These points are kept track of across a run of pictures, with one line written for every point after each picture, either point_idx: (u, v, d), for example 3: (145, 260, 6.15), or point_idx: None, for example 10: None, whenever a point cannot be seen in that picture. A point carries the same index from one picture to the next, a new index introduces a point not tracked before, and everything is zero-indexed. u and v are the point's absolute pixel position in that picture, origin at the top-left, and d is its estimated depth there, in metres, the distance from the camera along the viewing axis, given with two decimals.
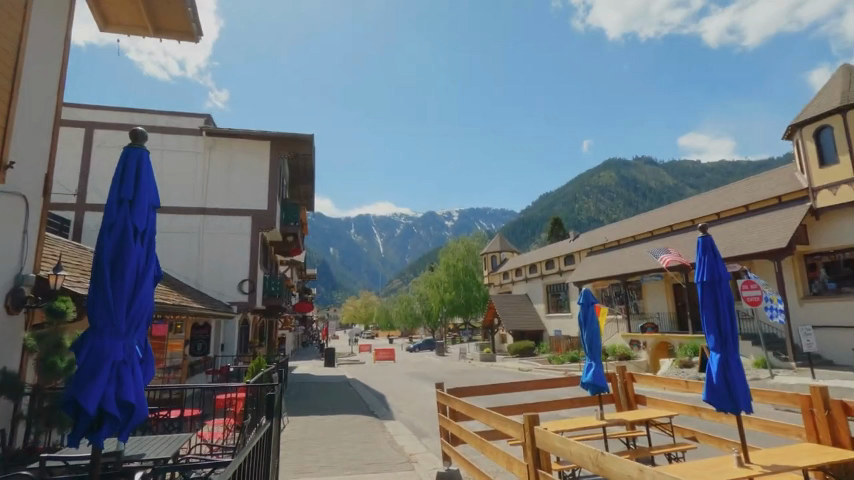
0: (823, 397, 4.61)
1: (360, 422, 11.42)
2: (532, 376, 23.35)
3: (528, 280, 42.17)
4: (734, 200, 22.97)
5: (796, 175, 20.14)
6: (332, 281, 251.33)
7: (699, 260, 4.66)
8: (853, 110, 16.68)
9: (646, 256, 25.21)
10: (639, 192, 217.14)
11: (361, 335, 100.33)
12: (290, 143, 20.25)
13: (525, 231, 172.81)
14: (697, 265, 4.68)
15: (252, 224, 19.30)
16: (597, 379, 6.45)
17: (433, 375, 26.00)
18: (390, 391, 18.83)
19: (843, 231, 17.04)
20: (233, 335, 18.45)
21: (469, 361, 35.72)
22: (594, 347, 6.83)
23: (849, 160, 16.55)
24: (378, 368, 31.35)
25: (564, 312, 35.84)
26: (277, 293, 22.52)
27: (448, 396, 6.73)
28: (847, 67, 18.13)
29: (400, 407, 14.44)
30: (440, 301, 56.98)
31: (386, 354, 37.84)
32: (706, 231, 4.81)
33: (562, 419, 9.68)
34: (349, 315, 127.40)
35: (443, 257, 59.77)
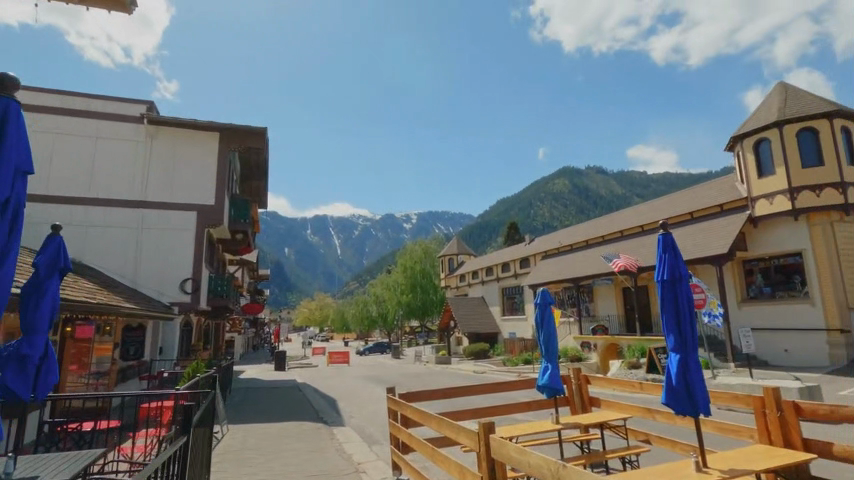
0: (776, 397, 4.57)
1: (308, 430, 10.82)
2: (486, 379, 23.33)
3: (484, 283, 42.46)
4: (679, 208, 23.98)
5: (736, 185, 21.22)
6: (286, 282, 244.76)
7: (660, 258, 4.50)
8: (788, 125, 17.72)
9: (598, 260, 25.88)
10: (591, 200, 225.63)
11: (315, 337, 98.02)
12: (241, 135, 19.23)
13: (482, 235, 175.57)
14: (658, 263, 4.51)
15: (196, 219, 18.09)
16: (553, 381, 6.25)
17: (387, 378, 25.50)
18: (342, 395, 18.19)
19: (777, 239, 18.06)
20: (173, 338, 17.23)
21: (424, 363, 35.45)
22: (551, 348, 6.62)
23: (785, 172, 17.55)
24: (331, 371, 30.47)
25: (519, 315, 36.30)
26: (224, 294, 21.34)
27: (399, 402, 6.33)
28: (782, 85, 19.31)
29: (352, 412, 13.91)
30: (396, 303, 56.49)
31: (340, 357, 36.95)
32: (667, 229, 4.67)
33: (517, 422, 9.50)
34: (303, 318, 124.42)
35: (400, 258, 59.37)
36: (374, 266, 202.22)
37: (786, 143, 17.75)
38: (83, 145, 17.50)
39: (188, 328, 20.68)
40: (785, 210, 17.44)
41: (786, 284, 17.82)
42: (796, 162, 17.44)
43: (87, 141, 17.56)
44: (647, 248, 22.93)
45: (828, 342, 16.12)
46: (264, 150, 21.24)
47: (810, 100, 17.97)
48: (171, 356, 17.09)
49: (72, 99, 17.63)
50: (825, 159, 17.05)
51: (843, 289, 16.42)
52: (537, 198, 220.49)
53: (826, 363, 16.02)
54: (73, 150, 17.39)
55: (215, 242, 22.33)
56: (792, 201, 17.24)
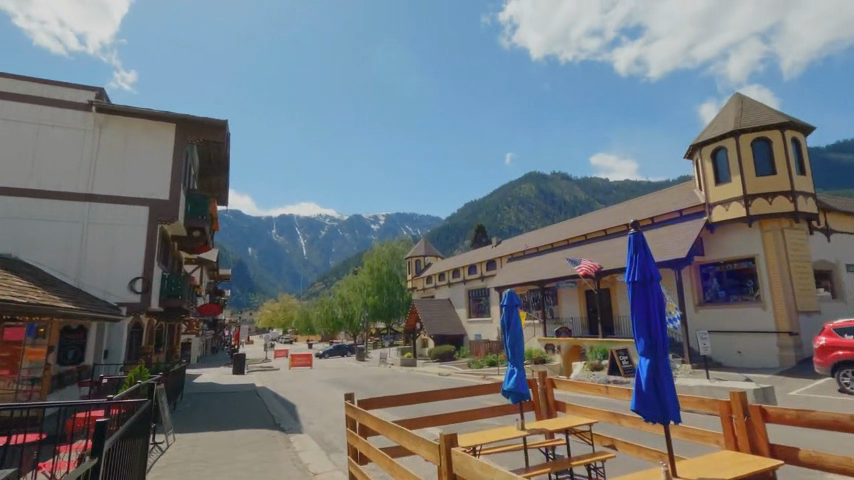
0: (742, 402, 4.48)
1: (263, 437, 10.24)
2: (451, 382, 23.16)
3: (451, 285, 42.39)
4: (641, 212, 24.60)
5: (695, 191, 21.89)
6: (249, 283, 238.17)
7: (631, 258, 4.30)
8: (744, 135, 18.42)
9: (563, 263, 26.18)
10: (556, 205, 230.85)
11: (277, 340, 95.48)
12: (199, 128, 18.30)
13: (449, 237, 176.69)
14: (628, 263, 4.32)
15: (149, 214, 17.01)
16: (519, 386, 6.03)
17: (350, 381, 24.93)
18: (302, 400, 17.54)
19: (732, 244, 18.69)
20: (120, 341, 16.11)
21: (389, 366, 35.02)
22: (517, 350, 6.38)
23: (740, 179, 18.21)
24: (292, 374, 29.56)
25: (484, 317, 36.38)
26: (178, 293, 20.12)
27: (357, 409, 5.96)
28: (739, 96, 20.07)
29: (311, 418, 13.36)
30: (362, 305, 55.69)
31: (303, 360, 35.96)
32: (638, 227, 4.49)
33: (482, 428, 9.26)
34: (265, 319, 121.07)
35: (366, 260, 58.59)
36: (341, 267, 199.68)
37: (741, 152, 18.43)
38: (23, 132, 16.18)
39: (138, 330, 19.46)
40: (740, 217, 18.07)
41: (739, 288, 18.47)
42: (751, 170, 18.12)
43: (28, 128, 16.25)
44: (610, 251, 23.35)
45: (778, 344, 16.76)
46: (225, 144, 20.32)
47: (764, 112, 18.74)
48: (117, 360, 15.97)
49: (12, 82, 16.30)
50: (777, 168, 17.78)
51: (793, 293, 17.13)
52: (504, 202, 223.69)
53: (776, 364, 16.65)
54: (12, 136, 16.03)
55: (169, 239, 21.15)
56: (747, 208, 17.89)
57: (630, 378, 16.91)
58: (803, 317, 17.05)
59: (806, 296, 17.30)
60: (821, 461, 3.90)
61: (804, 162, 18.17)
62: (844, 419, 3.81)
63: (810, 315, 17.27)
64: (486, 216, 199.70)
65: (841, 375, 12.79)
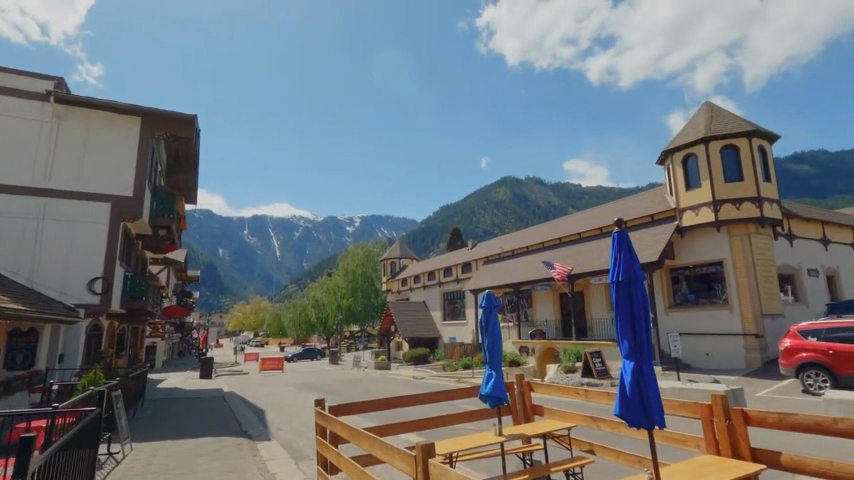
0: (724, 406, 4.39)
1: (228, 446, 9.74)
2: (425, 385, 22.87)
3: (426, 287, 42.16)
4: (614, 216, 24.96)
5: (666, 196, 22.32)
6: (219, 284, 232.31)
7: (614, 257, 4.15)
8: (713, 141, 18.89)
9: (537, 266, 26.31)
10: (530, 209, 234.17)
11: (248, 343, 93.21)
12: (166, 123, 17.52)
13: (425, 240, 176.75)
14: (612, 263, 4.16)
15: (110, 211, 16.12)
16: (497, 390, 5.84)
17: (322, 385, 24.34)
18: (271, 405, 16.96)
19: (702, 248, 19.12)
20: (77, 344, 15.21)
21: (363, 369, 34.49)
22: (495, 353, 6.18)
23: (709, 185, 18.65)
24: (262, 379, 28.73)
25: (459, 320, 36.26)
26: (141, 295, 19.15)
27: (328, 417, 5.65)
28: (708, 104, 20.60)
29: (280, 425, 12.86)
30: (336, 307, 54.91)
31: (274, 364, 35.04)
32: (621, 226, 4.35)
33: (458, 433, 9.03)
34: (235, 323, 118.02)
35: (341, 262, 57.89)
36: (314, 269, 196.99)
37: (711, 158, 18.88)
38: None
39: (97, 333, 18.46)
40: (709, 222, 18.50)
41: (708, 291, 18.88)
42: (720, 177, 18.58)
43: None
44: (584, 254, 23.58)
45: (744, 346, 17.18)
46: (194, 140, 19.60)
47: (732, 120, 19.27)
48: (73, 365, 15.06)
49: None
50: (745, 175, 18.28)
51: (758, 297, 17.60)
52: (479, 206, 225.47)
53: (743, 366, 17.06)
54: None
55: (132, 238, 20.18)
56: (715, 213, 18.34)
57: (603, 380, 17.03)
58: (769, 319, 17.54)
59: (771, 300, 17.80)
60: (803, 465, 3.84)
61: (769, 170, 18.76)
62: (827, 421, 3.74)
63: (775, 318, 17.78)
64: (462, 220, 200.66)
65: (805, 375, 13.16)
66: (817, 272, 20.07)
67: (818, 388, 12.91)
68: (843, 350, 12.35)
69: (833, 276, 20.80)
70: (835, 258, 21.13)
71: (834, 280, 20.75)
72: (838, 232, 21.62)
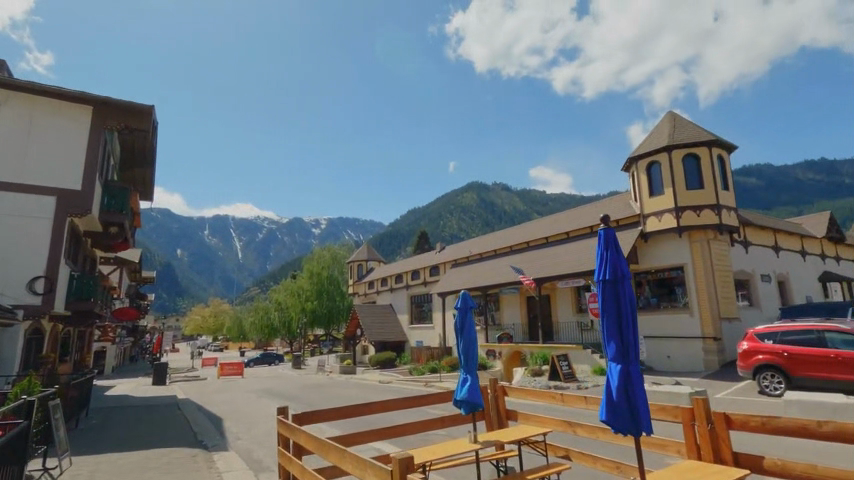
0: (706, 409, 4.29)
1: (181, 457, 9.07)
2: (392, 390, 22.44)
3: (393, 290, 41.68)
4: (580, 221, 25.41)
5: (630, 202, 22.84)
6: (177, 286, 223.26)
7: (600, 254, 3.95)
8: (676, 150, 19.46)
9: (505, 269, 26.39)
10: (497, 214, 237.33)
11: (206, 347, 89.81)
12: (120, 113, 16.43)
13: (392, 243, 176.65)
14: (598, 261, 3.96)
15: (56, 204, 14.91)
16: (472, 396, 5.59)
17: (285, 391, 23.48)
18: (230, 412, 16.12)
19: (664, 254, 19.61)
20: (14, 348, 13.99)
21: (327, 373, 33.67)
22: (471, 356, 5.93)
23: (672, 191, 19.19)
24: (221, 385, 27.49)
25: (427, 323, 35.96)
26: (91, 296, 17.76)
27: (292, 427, 5.23)
28: (671, 114, 21.23)
29: (239, 434, 12.15)
30: (300, 310, 53.57)
31: (233, 369, 33.67)
32: (606, 223, 4.17)
33: (428, 441, 8.71)
34: (193, 327, 113.48)
35: (306, 264, 56.66)
36: (278, 271, 192.58)
37: (674, 166, 19.44)
38: None
39: (38, 337, 17.08)
40: (671, 228, 19.01)
41: (669, 296, 19.39)
42: (682, 184, 19.15)
43: None
44: (551, 258, 23.82)
45: (703, 348, 17.70)
46: (152, 132, 18.49)
47: (693, 130, 19.92)
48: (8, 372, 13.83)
49: None
50: (706, 183, 18.90)
51: (717, 301, 18.19)
52: (446, 210, 226.73)
53: (702, 368, 17.56)
54: None
55: (80, 235, 18.84)
56: (677, 219, 18.87)
57: (570, 383, 17.13)
58: (726, 323, 18.15)
59: (728, 304, 18.43)
60: (786, 469, 3.77)
61: (727, 178, 19.48)
62: (811, 424, 3.69)
63: (732, 321, 18.43)
64: (430, 224, 200.88)
65: (762, 377, 13.57)
66: (769, 278, 20.99)
67: (773, 389, 13.30)
68: (798, 352, 12.83)
69: (783, 281, 21.80)
70: (785, 264, 22.19)
71: (785, 286, 21.76)
72: (787, 240, 22.72)
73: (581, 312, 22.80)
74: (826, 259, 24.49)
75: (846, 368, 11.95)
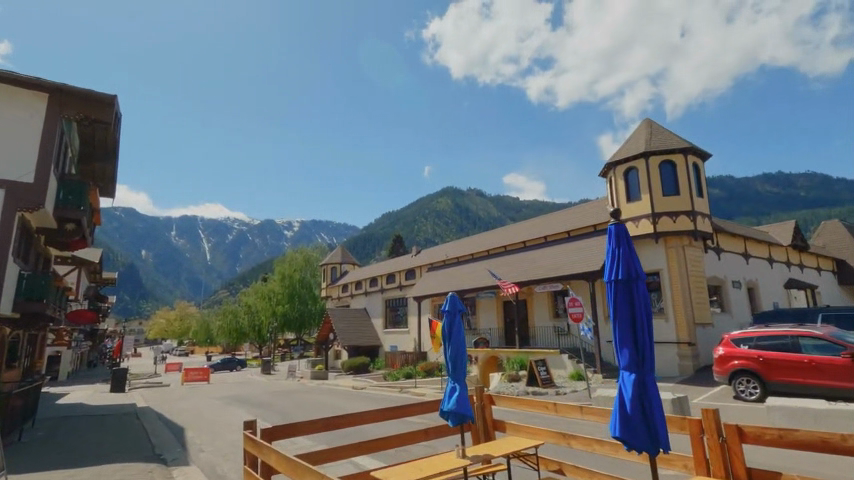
0: (715, 421, 3.99)
1: (136, 474, 8.29)
2: (366, 397, 21.77)
3: (367, 294, 40.92)
4: (558, 226, 25.43)
5: (608, 207, 22.98)
6: (141, 289, 215.25)
7: (611, 251, 3.59)
8: (653, 156, 19.64)
9: (482, 273, 26.16)
10: (471, 219, 238.85)
11: (171, 352, 86.48)
12: (80, 102, 15.35)
13: (366, 247, 175.52)
14: (608, 258, 3.61)
15: (5, 198, 13.65)
16: (461, 407, 5.13)
17: (253, 398, 22.49)
18: (193, 422, 15.17)
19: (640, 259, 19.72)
20: None
21: (298, 379, 32.65)
22: (459, 363, 5.47)
23: (648, 197, 19.37)
24: (184, 391, 26.18)
25: (401, 328, 35.40)
26: (41, 297, 16.49)
27: (261, 444, 4.66)
28: (648, 121, 21.48)
29: (201, 446, 11.33)
30: (270, 314, 52.11)
31: (198, 375, 32.21)
32: (616, 217, 3.83)
33: (407, 454, 8.20)
34: (157, 331, 109.11)
35: (278, 266, 55.22)
36: (248, 274, 188.21)
37: (651, 172, 19.61)
38: None
39: None
40: (648, 233, 19.15)
41: None
42: (658, 191, 19.34)
43: None
44: (529, 263, 23.70)
45: (678, 354, 17.79)
46: (113, 124, 17.36)
47: (669, 137, 20.17)
48: None
49: None
50: (681, 190, 19.13)
51: (691, 306, 18.36)
52: (421, 215, 226.93)
53: (677, 373, 17.64)
54: None
55: (32, 232, 17.46)
56: (654, 225, 19.03)
57: (548, 389, 16.89)
58: (700, 328, 18.33)
59: (702, 310, 18.62)
60: None
61: (702, 186, 19.78)
62: (834, 437, 3.42)
63: (705, 327, 18.63)
64: (405, 228, 200.15)
65: (737, 382, 13.63)
66: (740, 284, 21.41)
67: (749, 394, 13.38)
68: (773, 357, 12.96)
69: (753, 287, 22.29)
70: (754, 271, 22.71)
71: (754, 292, 22.26)
72: (756, 248, 23.29)
73: (557, 316, 22.72)
74: (791, 266, 25.25)
75: (820, 374, 12.10)
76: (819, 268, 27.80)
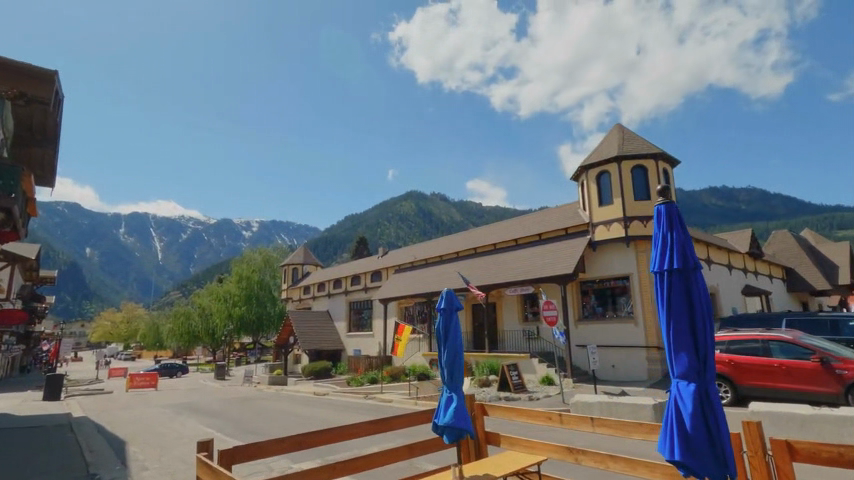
0: (759, 435, 3.47)
1: None
2: (329, 403, 20.67)
3: (330, 296, 39.48)
4: (528, 228, 25.25)
5: (579, 211, 22.97)
6: (84, 288, 202.39)
7: (660, 235, 3.03)
8: (625, 161, 19.76)
9: (452, 275, 25.59)
10: (435, 223, 239.27)
11: (115, 356, 81.12)
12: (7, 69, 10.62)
13: (328, 248, 172.28)
14: (657, 244, 3.04)
15: None
16: (458, 420, 4.43)
17: (206, 405, 20.88)
18: (137, 434, 13.66)
19: (611, 263, 19.74)
20: None
21: (255, 385, 30.97)
22: (455, 370, 4.71)
23: (620, 202, 19.45)
24: (129, 399, 24.09)
25: (366, 331, 34.26)
26: None
27: (217, 472, 3.79)
28: (620, 126, 21.62)
29: (145, 463, 10.04)
30: (226, 316, 49.52)
31: (144, 381, 29.88)
32: (662, 197, 3.27)
33: (383, 471, 7.37)
34: (100, 334, 102.28)
35: (235, 267, 52.71)
36: (203, 275, 180.70)
37: (622, 176, 19.71)
38: None
39: None
40: (619, 237, 19.19)
41: (614, 305, 19.48)
42: (630, 195, 19.43)
43: None
44: (500, 265, 23.35)
45: (647, 358, 17.79)
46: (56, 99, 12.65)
47: (641, 142, 20.34)
48: None
49: None
50: (652, 195, 19.29)
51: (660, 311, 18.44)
52: (384, 217, 225.40)
53: (645, 377, 17.64)
54: None
55: None
56: (625, 229, 19.09)
57: (520, 394, 16.45)
58: None
59: None
60: None
61: None
62: None
63: None
64: (368, 229, 197.69)
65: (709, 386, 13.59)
66: None
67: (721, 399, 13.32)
68: (743, 360, 13.06)
69: (714, 293, 22.83)
70: (716, 277, 23.33)
71: (716, 298, 22.76)
72: (717, 254, 23.94)
73: (527, 320, 22.44)
74: (748, 273, 26.17)
75: (791, 378, 12.16)
76: (772, 275, 29.05)
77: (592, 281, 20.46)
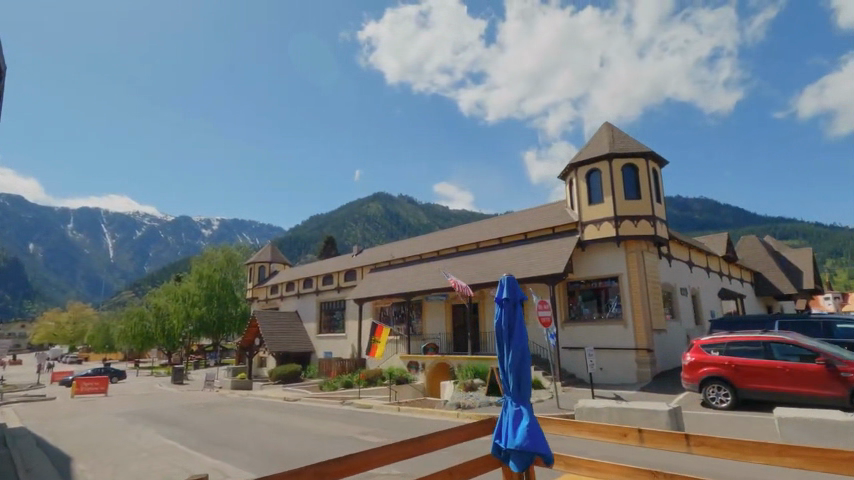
0: None
1: None
2: (303, 409, 19.28)
3: (299, 296, 37.63)
4: (512, 226, 24.54)
5: (565, 210, 22.44)
6: (26, 287, 189.07)
7: None
8: (617, 159, 19.36)
9: (433, 275, 24.60)
10: (402, 225, 237.79)
11: (59, 358, 75.40)
12: None
13: (293, 249, 168.40)
14: None
15: None
16: (534, 442, 3.43)
17: (165, 413, 18.94)
18: (84, 449, 11.92)
19: (600, 263, 19.31)
20: None
21: (218, 389, 28.94)
22: (524, 376, 3.76)
23: (611, 201, 19.04)
24: (74, 407, 21.75)
25: (338, 333, 32.74)
26: None
27: None
28: (609, 125, 21.24)
29: None
30: (184, 317, 46.54)
31: (93, 386, 27.29)
32: None
33: None
34: (41, 335, 94.86)
35: (195, 265, 49.84)
36: (159, 274, 172.55)
37: (614, 175, 19.32)
38: None
39: None
40: (610, 237, 18.78)
41: (601, 306, 19.07)
42: (621, 194, 19.05)
43: None
44: (484, 265, 22.52)
45: (636, 360, 17.38)
46: None
47: (632, 141, 20.04)
48: None
49: None
50: (642, 194, 19.00)
51: (649, 313, 18.10)
52: (351, 218, 222.46)
53: (634, 380, 17.20)
54: None
55: None
56: (616, 229, 18.67)
57: None
58: (656, 335, 18.14)
59: (658, 317, 18.48)
60: None
61: (659, 192, 19.83)
62: None
63: (660, 333, 18.51)
64: (335, 229, 193.75)
65: (708, 390, 13.29)
66: (686, 292, 21.81)
67: (720, 402, 13.04)
68: (744, 363, 12.70)
69: (696, 295, 22.85)
70: (697, 279, 23.40)
71: (697, 300, 22.77)
72: (697, 256, 24.04)
73: None
74: (723, 276, 26.48)
75: (795, 381, 11.85)
76: (743, 279, 29.67)
77: (579, 282, 19.95)
